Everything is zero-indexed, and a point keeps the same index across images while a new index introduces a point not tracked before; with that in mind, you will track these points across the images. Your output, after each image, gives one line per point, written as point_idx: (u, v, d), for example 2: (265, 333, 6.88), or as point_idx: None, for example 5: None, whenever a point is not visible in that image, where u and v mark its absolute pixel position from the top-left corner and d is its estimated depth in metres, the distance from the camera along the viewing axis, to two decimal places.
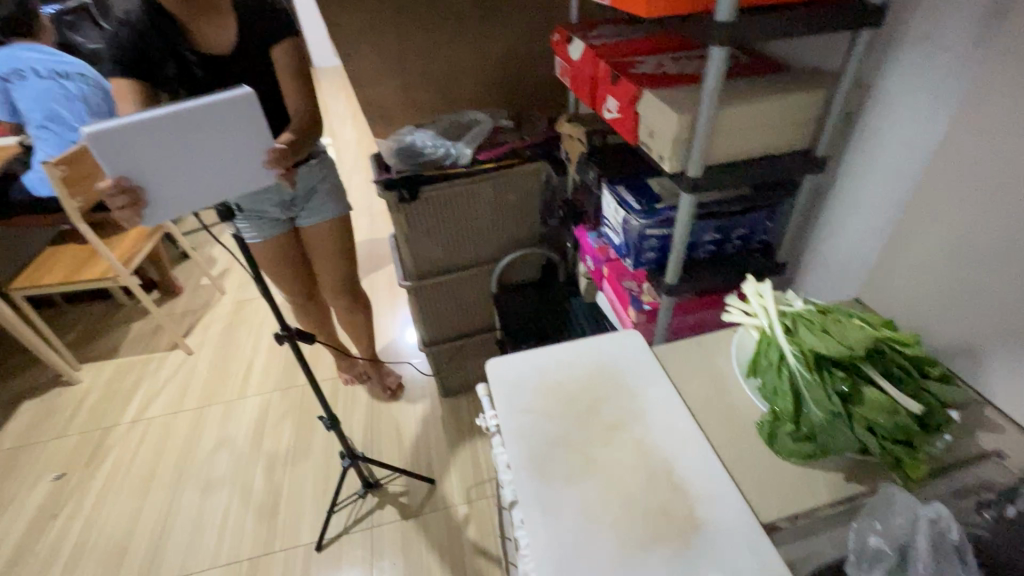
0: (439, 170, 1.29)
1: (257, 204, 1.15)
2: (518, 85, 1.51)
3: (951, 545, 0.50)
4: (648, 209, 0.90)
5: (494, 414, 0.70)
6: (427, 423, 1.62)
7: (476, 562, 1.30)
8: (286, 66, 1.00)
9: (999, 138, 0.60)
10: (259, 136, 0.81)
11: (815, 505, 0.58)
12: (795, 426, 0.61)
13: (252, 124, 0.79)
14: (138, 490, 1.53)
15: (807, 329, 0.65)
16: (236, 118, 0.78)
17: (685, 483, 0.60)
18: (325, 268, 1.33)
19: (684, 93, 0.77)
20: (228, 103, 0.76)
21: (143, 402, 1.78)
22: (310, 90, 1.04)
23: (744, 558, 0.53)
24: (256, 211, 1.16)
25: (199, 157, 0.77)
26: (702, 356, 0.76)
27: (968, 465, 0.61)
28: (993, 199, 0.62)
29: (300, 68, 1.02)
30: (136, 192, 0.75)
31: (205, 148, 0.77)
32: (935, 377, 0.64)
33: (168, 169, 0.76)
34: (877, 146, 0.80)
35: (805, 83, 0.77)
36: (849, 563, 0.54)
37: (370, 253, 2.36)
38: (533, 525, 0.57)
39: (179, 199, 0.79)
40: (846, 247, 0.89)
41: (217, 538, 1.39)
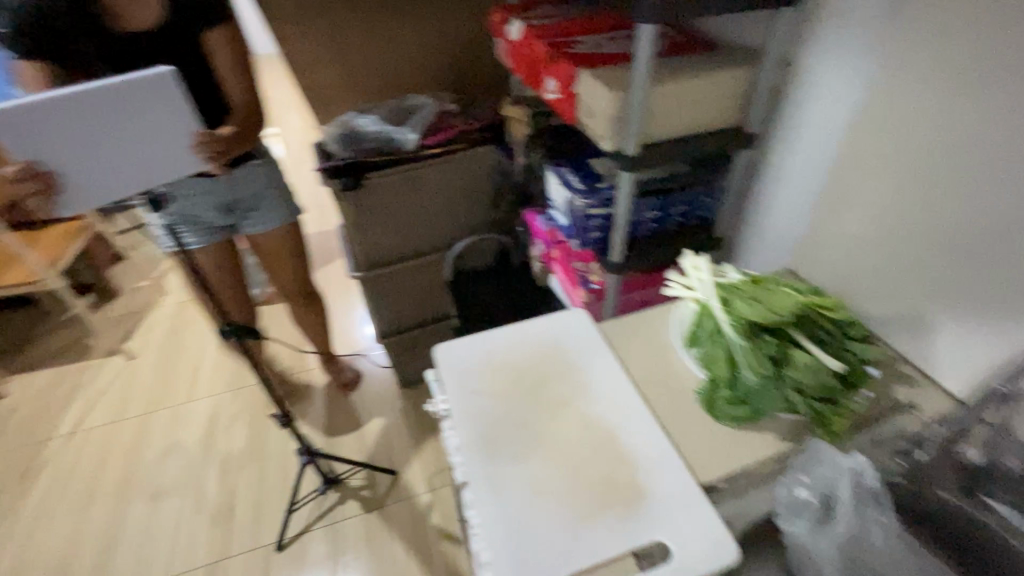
0: (383, 156, 1.26)
1: (195, 207, 1.09)
2: (463, 68, 1.49)
3: (869, 491, 0.54)
4: (590, 189, 0.91)
5: (443, 398, 0.70)
6: (387, 415, 1.61)
7: (442, 548, 1.30)
8: (221, 52, 0.97)
9: (910, 108, 0.64)
10: (184, 116, 0.77)
11: (750, 463, 0.61)
12: (730, 391, 0.64)
13: (176, 105, 0.75)
14: (80, 504, 1.45)
15: (739, 298, 0.68)
16: (158, 98, 0.73)
17: (630, 453, 0.61)
18: (273, 268, 1.27)
19: (620, 71, 0.78)
20: (149, 82, 0.71)
21: (80, 412, 1.68)
22: (243, 76, 1.01)
23: (685, 518, 0.55)
24: (194, 215, 1.10)
25: (118, 140, 0.73)
26: (646, 330, 0.78)
27: (886, 417, 0.65)
28: (906, 166, 0.66)
29: (235, 52, 0.98)
30: (48, 177, 0.70)
31: (124, 131, 0.73)
32: (857, 338, 0.69)
33: (84, 153, 0.71)
34: (802, 121, 0.83)
35: (734, 60, 0.80)
36: (778, 514, 0.57)
37: (321, 246, 2.29)
38: (483, 504, 0.58)
39: (99, 183, 0.75)
40: (778, 220, 0.94)
41: (170, 547, 1.34)
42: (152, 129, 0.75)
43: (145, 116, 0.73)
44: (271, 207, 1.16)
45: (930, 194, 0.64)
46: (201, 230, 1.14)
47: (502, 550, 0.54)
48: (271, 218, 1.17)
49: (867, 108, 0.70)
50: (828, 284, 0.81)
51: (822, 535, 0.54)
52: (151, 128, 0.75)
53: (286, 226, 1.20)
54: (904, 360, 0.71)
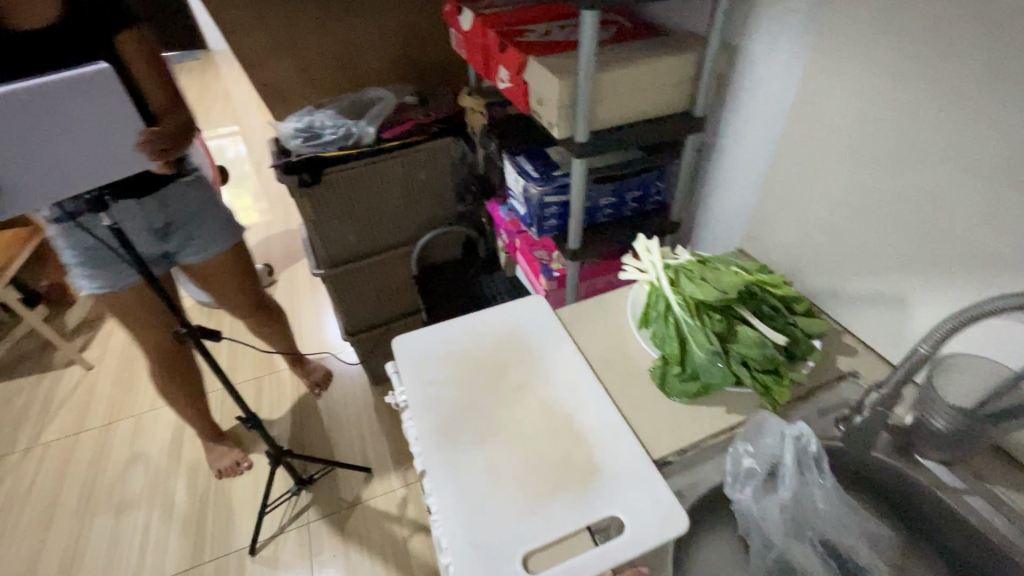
0: (341, 150, 1.24)
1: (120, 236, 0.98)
2: (421, 60, 1.47)
3: (811, 457, 0.56)
4: (545, 176, 0.92)
5: (402, 390, 0.70)
6: (359, 413, 1.59)
7: (419, 541, 1.31)
8: (138, 58, 0.89)
9: (847, 89, 0.67)
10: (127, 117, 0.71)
11: (702, 437, 0.63)
12: (682, 368, 0.66)
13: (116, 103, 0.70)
14: (40, 521, 1.40)
15: (687, 279, 0.70)
16: (96, 96, 0.68)
17: (586, 434, 0.63)
18: (218, 289, 1.22)
19: (569, 58, 0.78)
20: (82, 79, 0.66)
21: (36, 426, 1.62)
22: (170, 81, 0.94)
23: (639, 494, 0.57)
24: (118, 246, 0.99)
25: (58, 142, 0.67)
26: (603, 313, 0.80)
27: (829, 386, 0.68)
28: (845, 146, 0.69)
29: (153, 59, 0.91)
30: None
31: (63, 133, 0.67)
32: (801, 313, 0.71)
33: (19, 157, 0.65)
34: (746, 106, 0.86)
35: (679, 46, 0.81)
36: (726, 484, 0.59)
37: (286, 246, 2.25)
38: (441, 491, 0.58)
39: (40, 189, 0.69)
40: (728, 203, 0.96)
41: (138, 558, 1.31)
42: (94, 131, 0.70)
43: (86, 116, 0.68)
44: (216, 224, 1.12)
45: (867, 171, 0.67)
46: (130, 267, 1.03)
47: (461, 535, 0.55)
48: (214, 237, 1.12)
49: (807, 90, 0.72)
50: (778, 262, 0.84)
51: (767, 501, 0.56)
52: (93, 129, 0.69)
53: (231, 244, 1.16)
54: (846, 331, 0.75)
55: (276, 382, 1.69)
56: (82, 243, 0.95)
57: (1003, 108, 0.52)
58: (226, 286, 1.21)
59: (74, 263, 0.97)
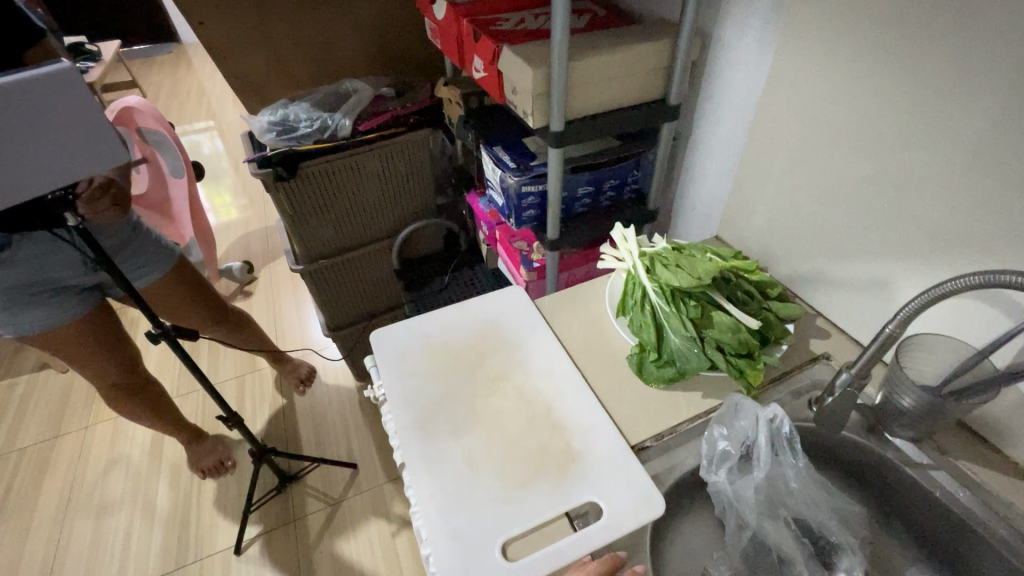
0: (316, 143, 1.22)
1: (51, 268, 0.91)
2: (397, 51, 1.46)
3: (784, 438, 0.58)
4: (522, 167, 0.91)
5: (380, 384, 0.70)
6: (343, 409, 1.59)
7: (407, 535, 1.31)
8: None
9: (818, 74, 0.67)
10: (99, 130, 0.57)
11: (679, 421, 0.64)
12: (658, 354, 0.67)
13: (84, 109, 0.55)
14: (18, 527, 1.37)
15: (664, 266, 0.70)
16: (61, 101, 0.54)
17: (563, 421, 0.63)
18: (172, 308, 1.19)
19: (543, 47, 0.78)
20: (46, 81, 0.52)
21: (11, 431, 1.58)
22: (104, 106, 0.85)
23: (616, 479, 0.58)
24: (49, 278, 0.92)
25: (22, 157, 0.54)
26: (582, 302, 0.80)
27: (802, 369, 0.70)
28: (816, 131, 0.70)
29: None
30: None
31: (22, 142, 0.53)
32: (775, 297, 0.73)
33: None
34: (720, 93, 0.86)
35: (653, 34, 0.81)
36: (701, 467, 0.59)
37: (266, 242, 2.22)
38: (420, 483, 0.58)
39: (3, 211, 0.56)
40: (704, 190, 0.97)
41: (121, 562, 1.29)
42: (67, 144, 0.56)
43: (56, 123, 0.54)
44: (152, 252, 1.08)
45: (839, 156, 0.68)
46: (66, 303, 0.95)
47: (440, 525, 0.55)
48: (152, 263, 1.08)
49: (779, 75, 0.73)
50: (753, 247, 0.85)
51: (742, 482, 0.58)
52: (68, 138, 0.56)
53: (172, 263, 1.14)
54: (818, 315, 0.77)
55: (259, 381, 1.67)
56: (4, 282, 0.87)
57: (967, 91, 0.53)
58: (177, 304, 1.18)
59: None
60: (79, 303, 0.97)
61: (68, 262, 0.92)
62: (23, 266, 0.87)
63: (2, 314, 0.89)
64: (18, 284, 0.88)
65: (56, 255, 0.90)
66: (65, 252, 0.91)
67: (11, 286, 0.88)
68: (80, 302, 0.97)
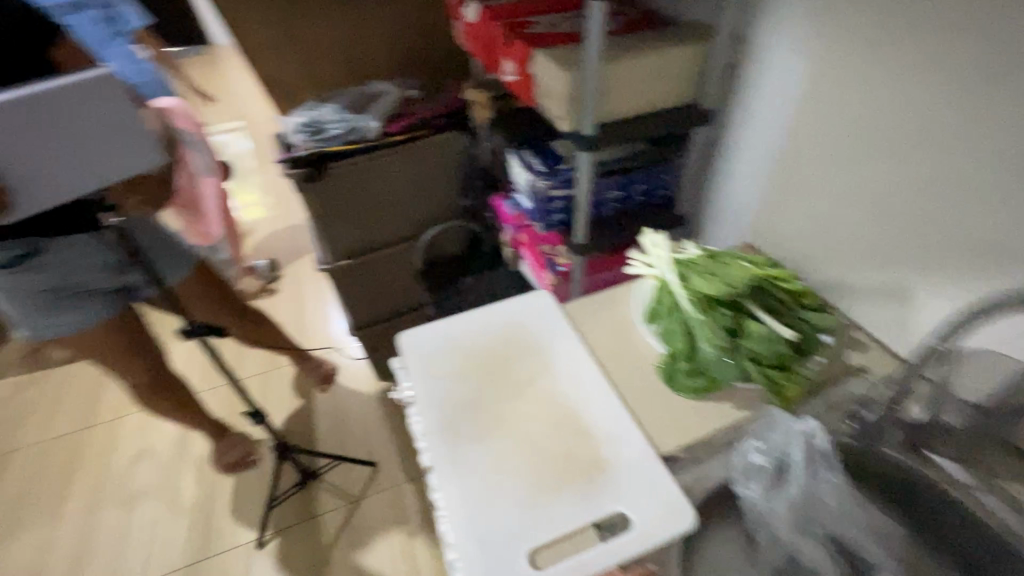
0: (346, 145, 1.23)
1: (74, 273, 0.90)
2: (425, 54, 1.47)
3: (821, 453, 0.56)
4: (551, 170, 0.93)
5: (407, 385, 0.70)
6: (364, 408, 1.60)
7: (425, 536, 1.31)
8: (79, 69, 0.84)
9: (857, 80, 0.66)
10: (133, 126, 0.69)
11: (710, 432, 0.63)
12: (690, 363, 0.65)
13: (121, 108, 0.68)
14: (51, 514, 1.41)
15: (697, 273, 0.69)
16: (102, 101, 0.66)
17: (591, 428, 0.62)
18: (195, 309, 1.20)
19: (575, 50, 0.77)
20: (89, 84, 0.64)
21: (47, 420, 1.64)
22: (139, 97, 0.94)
23: (646, 490, 0.57)
24: (73, 283, 0.90)
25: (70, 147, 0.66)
26: (610, 308, 0.79)
27: (838, 381, 0.68)
28: (852, 138, 0.68)
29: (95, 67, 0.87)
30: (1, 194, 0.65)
31: (70, 134, 0.65)
32: (810, 307, 0.70)
33: (38, 160, 0.64)
34: (755, 97, 0.84)
35: (687, 37, 0.80)
36: (734, 480, 0.58)
37: (292, 240, 2.25)
38: (447, 486, 0.58)
39: (55, 195, 0.68)
40: (735, 196, 0.95)
41: (147, 552, 1.32)
42: (107, 140, 0.68)
43: (98, 119, 0.66)
44: (171, 254, 1.10)
45: (877, 164, 0.66)
46: (89, 306, 0.94)
47: (468, 530, 0.54)
48: (174, 263, 1.10)
49: (818, 80, 0.71)
50: (786, 254, 0.83)
51: (776, 497, 0.56)
52: (108, 133, 0.68)
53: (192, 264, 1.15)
54: (854, 326, 0.74)
55: (282, 378, 1.69)
56: (33, 287, 0.88)
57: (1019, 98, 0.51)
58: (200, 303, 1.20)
59: (22, 312, 0.90)
60: (107, 306, 0.96)
61: (96, 266, 0.91)
62: (54, 270, 0.88)
63: (35, 318, 0.90)
64: (48, 289, 0.89)
65: (85, 259, 0.90)
66: (86, 255, 0.90)
67: (40, 291, 0.88)
68: (108, 305, 0.96)
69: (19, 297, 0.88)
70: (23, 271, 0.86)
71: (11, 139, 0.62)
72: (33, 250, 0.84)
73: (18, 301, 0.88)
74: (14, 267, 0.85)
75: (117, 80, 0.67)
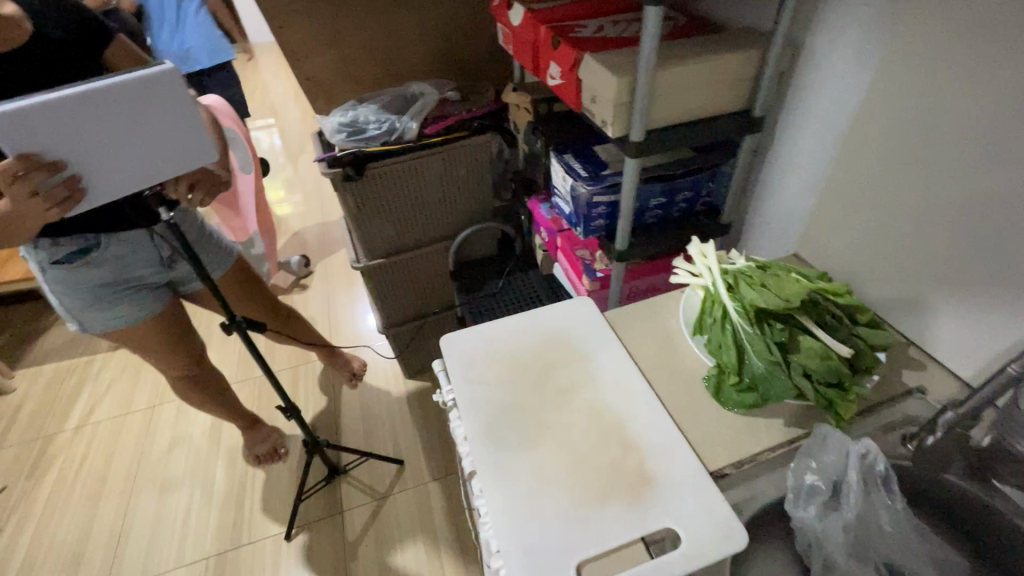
0: (384, 145, 1.23)
1: (130, 268, 0.93)
2: (463, 56, 1.47)
3: (878, 475, 0.54)
4: (594, 175, 0.90)
5: (449, 389, 0.70)
6: (392, 405, 1.61)
7: (450, 535, 1.32)
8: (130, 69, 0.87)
9: (919, 92, 0.63)
10: (192, 122, 0.67)
11: (759, 450, 0.61)
12: (739, 378, 0.64)
13: (181, 103, 0.65)
14: (89, 497, 1.46)
15: (747, 285, 0.67)
16: (163, 96, 0.63)
17: (636, 440, 0.62)
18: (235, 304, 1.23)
19: (626, 55, 0.76)
20: (151, 80, 0.62)
21: (87, 406, 1.69)
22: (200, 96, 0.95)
23: (694, 507, 0.55)
24: (127, 278, 0.94)
25: (129, 145, 0.63)
26: (654, 318, 0.78)
27: (894, 402, 0.65)
28: (911, 152, 0.65)
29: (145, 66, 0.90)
30: (70, 182, 0.61)
31: (128, 132, 0.62)
32: (864, 323, 0.68)
33: (95, 157, 0.62)
34: (808, 105, 0.82)
35: (740, 43, 0.78)
36: (787, 501, 0.56)
37: (323, 237, 2.29)
38: (491, 493, 0.58)
39: (114, 190, 0.65)
40: (783, 206, 0.94)
41: (180, 539, 1.35)
42: (165, 139, 0.66)
43: (157, 117, 0.64)
44: (214, 251, 1.13)
45: (937, 180, 0.63)
46: (140, 299, 0.97)
47: (513, 539, 0.54)
48: (217, 259, 1.13)
49: (874, 91, 0.68)
50: (834, 269, 0.80)
51: (831, 520, 0.54)
52: (166, 131, 0.65)
53: (231, 260, 1.17)
54: (911, 344, 0.71)
55: (312, 372, 1.72)
56: (88, 282, 0.90)
57: None
58: (238, 297, 1.22)
59: (75, 307, 0.92)
60: (154, 301, 1.00)
61: (147, 261, 0.95)
62: (109, 266, 0.90)
63: (87, 313, 0.93)
64: (102, 285, 0.91)
65: (138, 255, 0.93)
66: (142, 251, 0.94)
67: (95, 286, 0.91)
68: (155, 300, 1.00)
69: (73, 292, 0.90)
70: (79, 267, 0.88)
71: (72, 136, 0.59)
72: (91, 246, 0.87)
73: (72, 296, 0.90)
74: (71, 264, 0.87)
75: (180, 78, 0.64)
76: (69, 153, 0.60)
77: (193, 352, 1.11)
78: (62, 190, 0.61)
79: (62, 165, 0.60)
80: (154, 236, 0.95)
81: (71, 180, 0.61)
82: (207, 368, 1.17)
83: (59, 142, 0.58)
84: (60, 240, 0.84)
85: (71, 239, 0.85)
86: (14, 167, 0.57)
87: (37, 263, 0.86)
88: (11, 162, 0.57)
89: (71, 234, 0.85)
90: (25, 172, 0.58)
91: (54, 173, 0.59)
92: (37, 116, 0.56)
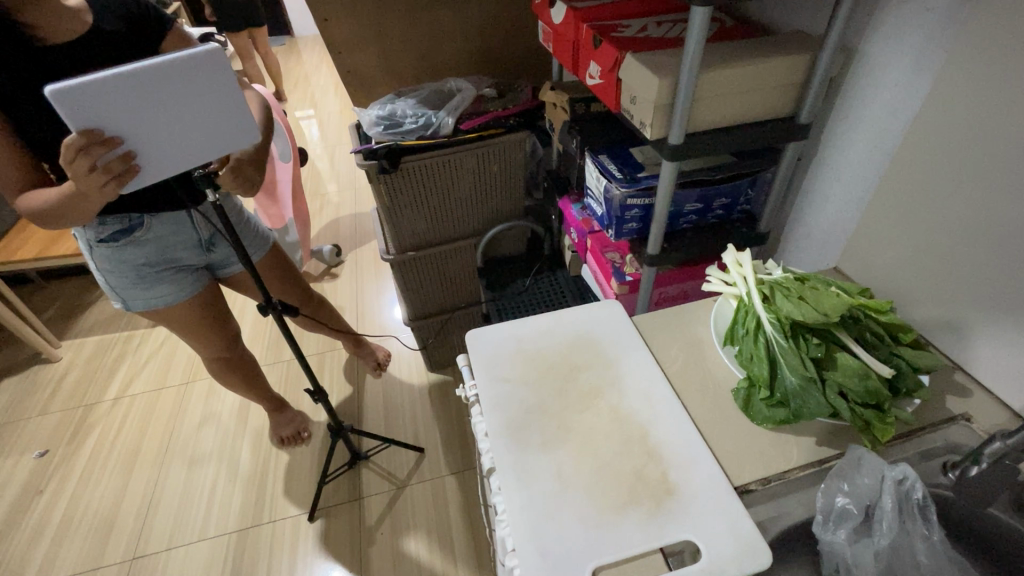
0: (419, 140, 1.23)
1: (171, 250, 0.97)
2: (503, 51, 1.47)
3: (915, 505, 0.52)
4: (630, 178, 0.89)
5: (473, 384, 0.70)
6: (414, 397, 1.63)
7: (463, 531, 1.32)
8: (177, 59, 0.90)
9: (980, 105, 0.59)
10: (232, 105, 0.68)
11: (788, 468, 0.60)
12: (770, 393, 0.61)
13: (223, 84, 0.66)
14: (123, 466, 1.52)
15: (784, 296, 0.64)
16: (206, 76, 0.64)
17: (661, 449, 0.61)
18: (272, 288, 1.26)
19: (669, 56, 0.74)
20: (197, 60, 0.62)
21: (125, 379, 1.76)
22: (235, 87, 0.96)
23: (718, 523, 0.54)
24: (169, 258, 0.97)
25: (178, 123, 0.65)
26: (684, 327, 0.77)
27: (935, 428, 0.62)
28: (968, 166, 0.62)
29: None
30: (127, 160, 0.64)
31: (174, 108, 0.64)
32: (907, 343, 0.64)
33: (150, 136, 0.64)
34: (857, 117, 0.79)
35: (790, 47, 0.75)
36: (816, 524, 0.54)
37: (356, 227, 2.33)
38: (509, 492, 0.57)
39: (164, 169, 0.68)
40: (825, 219, 0.91)
41: (205, 512, 1.39)
42: (209, 118, 0.67)
43: (202, 96, 0.65)
44: (252, 237, 1.15)
45: (994, 199, 0.59)
46: (179, 279, 1.01)
47: (529, 539, 0.54)
48: (255, 246, 1.16)
49: (932, 102, 0.65)
50: (877, 284, 0.77)
51: (861, 546, 0.52)
52: (211, 112, 0.67)
53: (266, 246, 1.20)
54: (958, 368, 0.67)
55: (338, 359, 1.76)
56: (133, 262, 0.93)
57: None
58: (273, 284, 1.25)
59: (120, 285, 0.96)
60: (193, 283, 1.04)
61: (186, 243, 0.98)
62: (150, 247, 0.93)
63: (132, 292, 0.96)
64: (145, 264, 0.95)
65: (178, 237, 0.96)
66: (181, 234, 0.97)
67: (139, 266, 0.94)
68: (194, 282, 1.04)
69: (118, 271, 0.94)
70: (123, 246, 0.91)
71: (125, 114, 0.61)
72: (135, 226, 0.90)
73: (117, 274, 0.94)
74: (115, 243, 0.90)
75: (222, 57, 0.64)
76: (125, 129, 0.62)
77: (224, 334, 1.13)
78: (119, 164, 0.63)
79: (120, 142, 0.62)
80: (196, 222, 0.98)
81: (127, 155, 0.63)
82: (237, 348, 1.20)
83: (116, 117, 0.60)
84: (106, 220, 0.87)
85: (117, 219, 0.88)
86: (78, 141, 0.60)
87: (86, 241, 0.90)
88: (76, 137, 0.59)
89: (117, 214, 0.88)
90: (88, 146, 0.60)
91: (113, 148, 0.62)
92: (98, 90, 0.58)
